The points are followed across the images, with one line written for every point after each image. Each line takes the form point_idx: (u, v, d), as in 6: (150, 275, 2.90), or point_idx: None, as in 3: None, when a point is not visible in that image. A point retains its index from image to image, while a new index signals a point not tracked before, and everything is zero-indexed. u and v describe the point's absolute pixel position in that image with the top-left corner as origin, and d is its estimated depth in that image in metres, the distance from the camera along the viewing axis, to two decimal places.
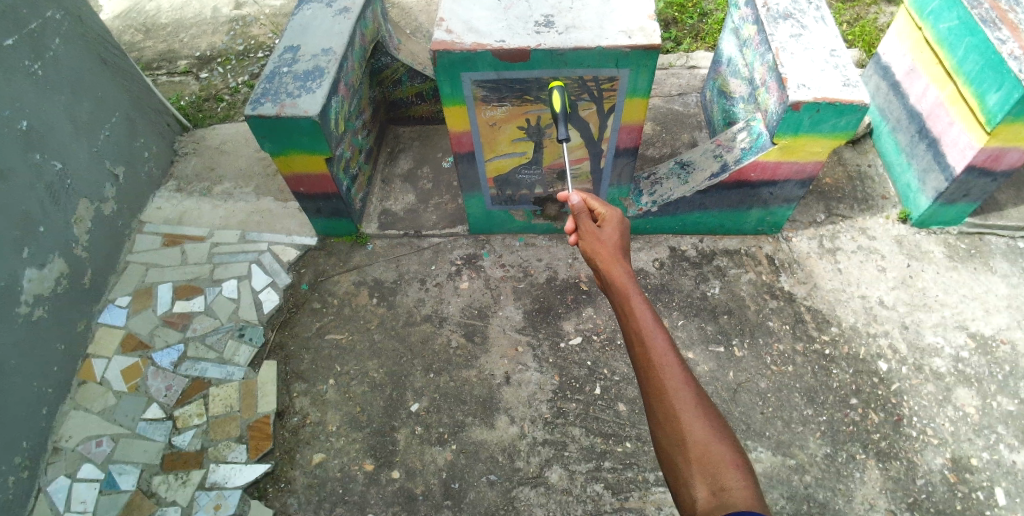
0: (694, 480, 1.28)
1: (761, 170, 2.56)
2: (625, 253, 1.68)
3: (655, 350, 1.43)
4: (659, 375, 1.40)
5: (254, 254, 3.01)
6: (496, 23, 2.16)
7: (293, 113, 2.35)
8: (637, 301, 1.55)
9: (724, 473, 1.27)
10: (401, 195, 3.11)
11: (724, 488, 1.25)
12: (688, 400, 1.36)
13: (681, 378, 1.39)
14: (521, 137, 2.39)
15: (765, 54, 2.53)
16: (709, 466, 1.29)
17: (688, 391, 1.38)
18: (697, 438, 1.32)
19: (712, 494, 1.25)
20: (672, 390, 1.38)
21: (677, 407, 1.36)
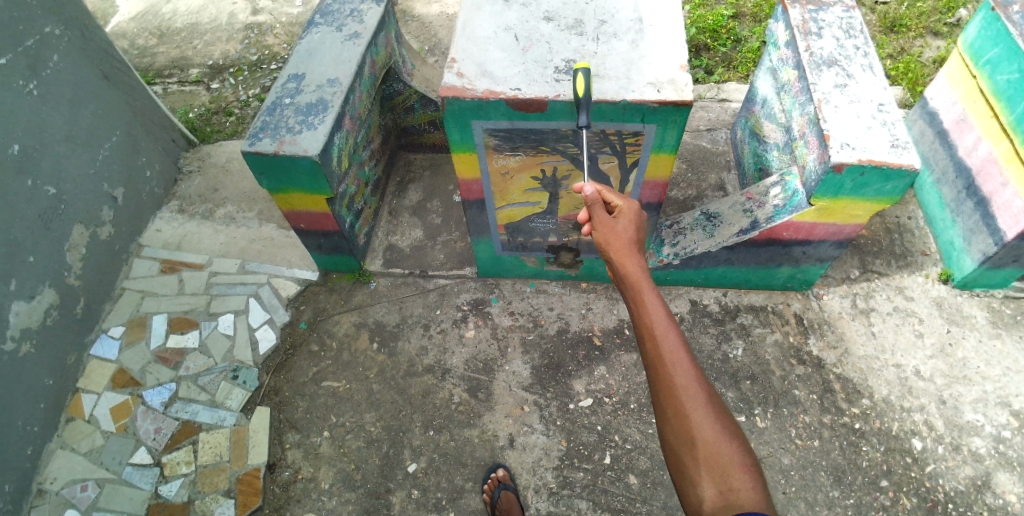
0: (701, 480, 1.28)
1: (795, 230, 2.36)
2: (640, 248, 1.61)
3: (668, 348, 1.42)
4: (670, 374, 1.40)
5: (252, 286, 2.88)
6: (513, 67, 1.92)
7: (291, 152, 2.16)
8: (651, 298, 1.51)
9: (732, 475, 1.27)
10: (408, 229, 2.94)
11: (734, 490, 1.25)
12: (699, 400, 1.36)
13: (692, 376, 1.39)
14: (534, 187, 2.18)
15: (805, 103, 2.31)
16: (718, 466, 1.29)
17: (700, 390, 1.37)
18: (707, 437, 1.32)
19: (720, 496, 1.25)
20: (683, 388, 1.38)
21: (687, 405, 1.36)
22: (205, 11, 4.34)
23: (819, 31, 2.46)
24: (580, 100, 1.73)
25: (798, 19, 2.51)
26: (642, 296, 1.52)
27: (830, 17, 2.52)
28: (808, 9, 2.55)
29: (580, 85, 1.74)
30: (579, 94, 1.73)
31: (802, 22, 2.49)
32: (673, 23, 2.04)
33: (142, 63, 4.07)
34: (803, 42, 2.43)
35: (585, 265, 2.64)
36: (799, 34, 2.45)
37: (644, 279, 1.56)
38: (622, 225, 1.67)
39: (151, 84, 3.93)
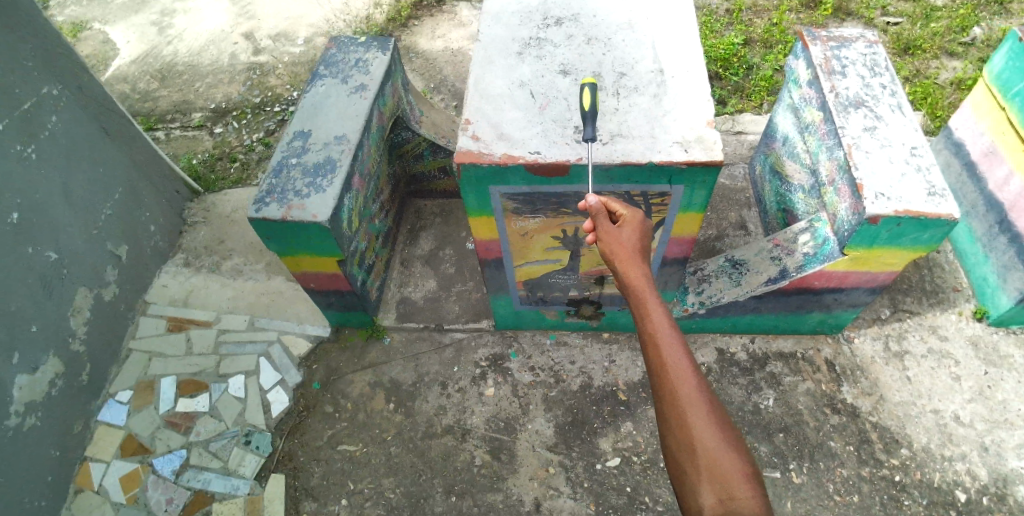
0: (702, 488, 1.20)
1: (827, 278, 2.27)
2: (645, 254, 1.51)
3: (669, 353, 1.33)
4: (669, 378, 1.31)
5: (262, 345, 2.79)
6: (530, 127, 1.82)
7: (300, 217, 2.07)
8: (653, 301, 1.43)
9: (733, 482, 1.19)
10: (421, 280, 2.87)
11: (735, 498, 1.16)
12: (699, 404, 1.27)
13: (693, 380, 1.30)
14: (556, 246, 2.10)
15: (833, 147, 2.22)
16: (719, 473, 1.20)
17: (700, 395, 1.28)
18: (708, 442, 1.23)
19: (722, 505, 1.17)
20: (682, 392, 1.29)
21: (687, 410, 1.27)
22: (206, 52, 4.29)
23: (842, 69, 2.39)
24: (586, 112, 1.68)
25: (820, 57, 2.43)
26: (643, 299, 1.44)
27: (853, 53, 2.44)
28: (829, 45, 2.48)
29: (586, 97, 1.71)
30: (586, 107, 1.69)
31: (825, 60, 2.41)
32: (698, 72, 1.94)
33: (144, 107, 4.03)
34: (827, 81, 2.34)
35: (607, 316, 2.56)
36: (822, 73, 2.37)
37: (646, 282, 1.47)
38: (625, 230, 1.58)
39: (153, 129, 3.88)
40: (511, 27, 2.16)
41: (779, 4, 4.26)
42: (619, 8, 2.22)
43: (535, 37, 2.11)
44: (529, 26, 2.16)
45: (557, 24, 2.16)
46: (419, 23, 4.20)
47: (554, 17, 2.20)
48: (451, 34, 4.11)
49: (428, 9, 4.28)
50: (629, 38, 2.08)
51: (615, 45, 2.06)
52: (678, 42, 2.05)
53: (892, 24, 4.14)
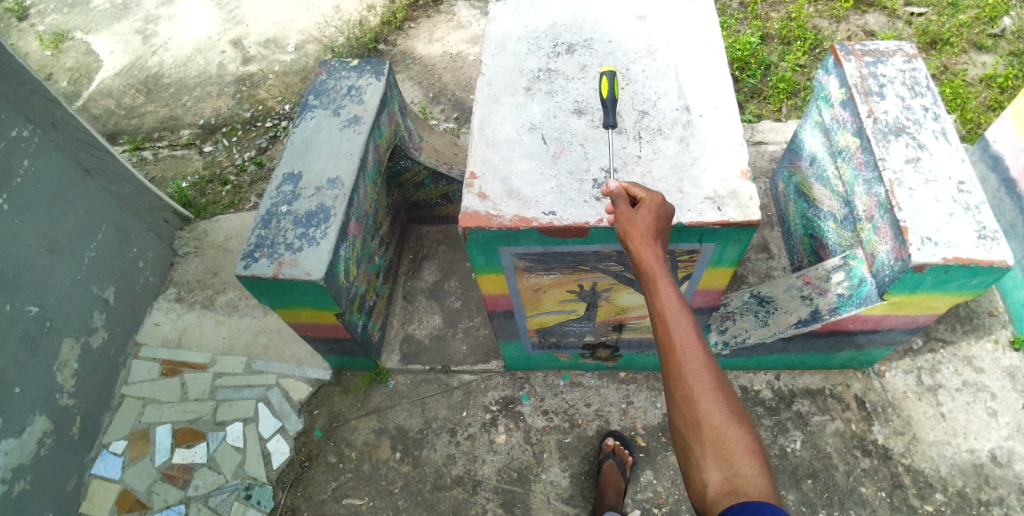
0: (707, 463, 1.13)
1: (862, 321, 2.14)
2: (658, 230, 1.35)
3: (677, 328, 1.23)
4: (677, 353, 1.22)
5: (261, 389, 2.68)
6: (543, 182, 1.63)
7: (292, 275, 1.93)
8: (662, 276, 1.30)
9: (738, 457, 1.12)
10: (426, 316, 2.73)
11: (739, 476, 1.10)
12: (707, 380, 1.18)
13: (700, 356, 1.20)
14: (570, 298, 1.94)
15: (872, 181, 2.05)
16: (724, 449, 1.13)
17: (707, 371, 1.19)
18: (714, 417, 1.15)
19: (726, 481, 1.10)
20: (690, 368, 1.19)
21: (693, 386, 1.18)
22: (194, 62, 4.08)
23: (880, 90, 2.20)
24: (608, 100, 1.62)
25: (856, 76, 2.24)
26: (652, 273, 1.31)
27: (891, 70, 2.26)
28: (864, 61, 2.29)
29: (606, 86, 1.64)
30: (606, 94, 1.62)
31: (861, 80, 2.23)
32: (727, 110, 1.76)
33: (130, 125, 3.85)
34: (865, 104, 2.16)
35: (624, 358, 2.41)
36: (860, 94, 2.19)
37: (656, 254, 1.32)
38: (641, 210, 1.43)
39: (140, 149, 3.71)
40: (517, 57, 1.95)
41: None
42: (635, 31, 2.01)
43: (543, 68, 1.90)
44: (538, 55, 1.95)
45: (568, 53, 1.95)
46: (415, 25, 3.95)
47: (564, 42, 1.99)
48: (449, 36, 3.86)
49: (423, 10, 4.03)
50: (648, 69, 1.89)
51: (635, 78, 1.87)
52: (703, 75, 1.86)
53: (917, 16, 3.87)
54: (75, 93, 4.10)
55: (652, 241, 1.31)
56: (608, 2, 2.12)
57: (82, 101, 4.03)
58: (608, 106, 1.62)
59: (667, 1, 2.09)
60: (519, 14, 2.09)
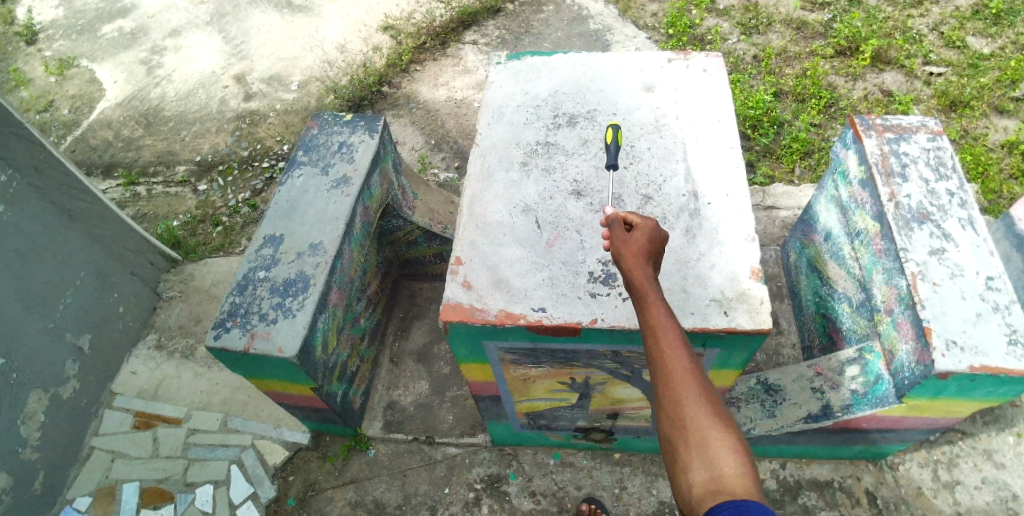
0: (691, 465, 0.99)
1: (878, 420, 2.01)
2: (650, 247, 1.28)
3: (661, 328, 1.13)
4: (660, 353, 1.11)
5: (235, 450, 2.53)
6: (534, 272, 1.49)
7: (264, 350, 1.80)
8: (648, 281, 1.21)
9: (721, 455, 0.98)
10: (413, 382, 2.60)
11: (725, 476, 0.95)
12: (692, 381, 1.06)
13: (684, 355, 1.09)
14: (561, 388, 1.80)
15: (893, 271, 1.91)
16: (708, 446, 0.99)
17: (690, 368, 1.07)
18: (697, 414, 1.02)
19: (712, 482, 0.95)
20: (674, 367, 1.08)
21: (676, 383, 1.06)
22: (196, 96, 4.03)
23: (902, 170, 2.07)
24: (613, 138, 1.55)
25: (876, 153, 2.11)
26: (638, 280, 1.23)
27: (914, 149, 2.13)
28: (885, 137, 2.16)
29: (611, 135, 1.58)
30: (612, 133, 1.56)
31: (882, 158, 2.10)
32: (738, 198, 1.61)
33: (127, 157, 3.78)
34: (885, 186, 2.03)
35: (619, 440, 2.25)
36: (880, 174, 2.05)
37: (643, 262, 1.24)
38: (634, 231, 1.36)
39: (135, 184, 3.64)
40: (514, 126, 1.82)
41: (811, 49, 3.84)
42: (642, 102, 1.89)
43: (542, 141, 1.78)
44: (536, 126, 1.82)
45: (569, 124, 1.83)
46: (420, 68, 3.90)
47: (565, 113, 1.86)
48: (455, 81, 3.80)
49: (430, 52, 3.98)
50: (654, 147, 1.76)
51: (640, 156, 1.74)
52: (713, 155, 1.72)
53: (936, 76, 3.70)
54: (74, 122, 4.04)
55: (640, 250, 1.23)
56: (614, 68, 2.00)
57: (81, 131, 3.98)
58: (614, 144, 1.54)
59: (677, 70, 1.97)
60: (519, 79, 1.98)
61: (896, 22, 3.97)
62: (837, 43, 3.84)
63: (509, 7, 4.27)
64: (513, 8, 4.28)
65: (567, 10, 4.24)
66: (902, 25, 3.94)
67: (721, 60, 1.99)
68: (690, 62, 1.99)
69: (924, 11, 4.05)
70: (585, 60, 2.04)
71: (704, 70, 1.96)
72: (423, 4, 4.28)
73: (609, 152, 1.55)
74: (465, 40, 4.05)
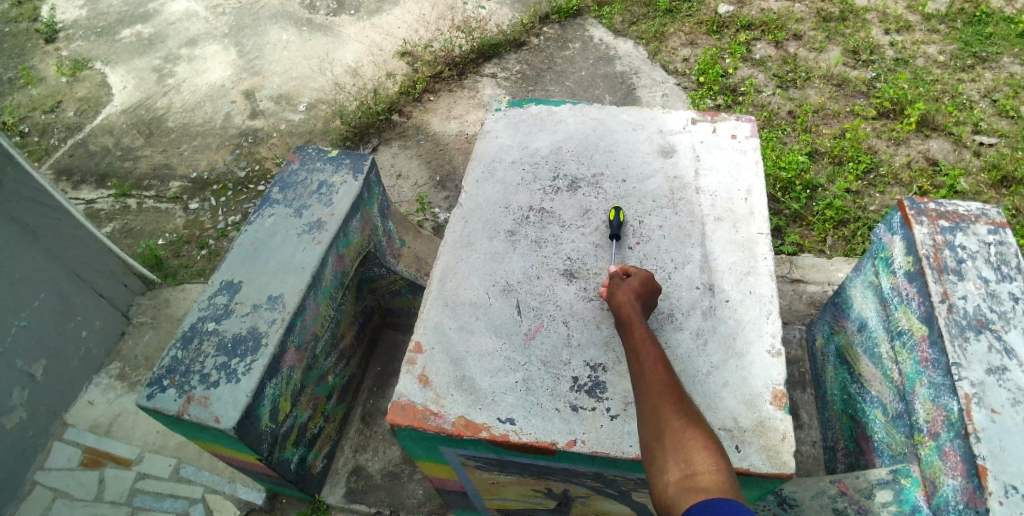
0: (666, 465, 0.90)
1: None
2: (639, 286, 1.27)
3: (643, 347, 1.11)
4: (641, 368, 1.07)
5: (184, 503, 2.30)
6: (508, 373, 1.25)
7: (198, 418, 1.57)
8: (633, 309, 1.21)
9: (696, 453, 0.89)
10: (384, 446, 2.32)
11: (700, 474, 0.86)
12: (669, 389, 1.01)
13: (663, 368, 1.06)
14: (536, 494, 1.51)
15: (940, 388, 1.63)
16: (684, 445, 0.91)
17: (669, 380, 1.02)
18: (675, 417, 0.95)
19: (687, 479, 0.86)
20: (654, 378, 1.03)
21: (654, 392, 1.00)
22: (202, 109, 3.90)
23: (957, 266, 1.81)
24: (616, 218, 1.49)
25: (927, 243, 1.85)
26: (625, 310, 1.21)
27: (971, 243, 1.87)
28: (940, 225, 1.90)
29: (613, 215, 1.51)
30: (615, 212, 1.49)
31: (934, 250, 1.84)
32: (762, 298, 1.36)
33: (123, 167, 3.63)
34: (936, 283, 1.77)
35: None
36: (929, 270, 1.80)
37: (633, 295, 1.24)
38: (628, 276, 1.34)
39: (126, 196, 3.48)
40: (507, 188, 1.62)
41: (852, 109, 3.56)
42: (658, 169, 1.66)
43: (536, 207, 1.57)
44: (532, 188, 1.62)
45: (569, 189, 1.62)
46: (434, 98, 3.73)
47: (566, 174, 1.66)
48: (469, 115, 3.62)
49: (446, 83, 3.82)
50: (666, 225, 1.53)
51: (650, 236, 1.50)
52: (734, 242, 1.48)
53: (987, 146, 3.35)
54: (77, 125, 3.91)
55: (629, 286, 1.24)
56: (629, 126, 1.78)
57: (83, 135, 3.85)
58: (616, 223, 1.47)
59: (701, 134, 1.73)
60: (519, 131, 1.78)
61: (946, 85, 3.64)
62: (880, 104, 3.55)
63: (533, 41, 4.10)
64: (538, 42, 4.10)
65: (595, 48, 4.04)
66: (951, 89, 3.61)
67: (753, 126, 1.75)
68: (718, 125, 1.75)
69: (976, 75, 3.69)
70: (597, 114, 1.83)
71: (733, 136, 1.72)
72: (444, 32, 4.12)
73: (611, 228, 1.48)
74: (483, 72, 3.88)
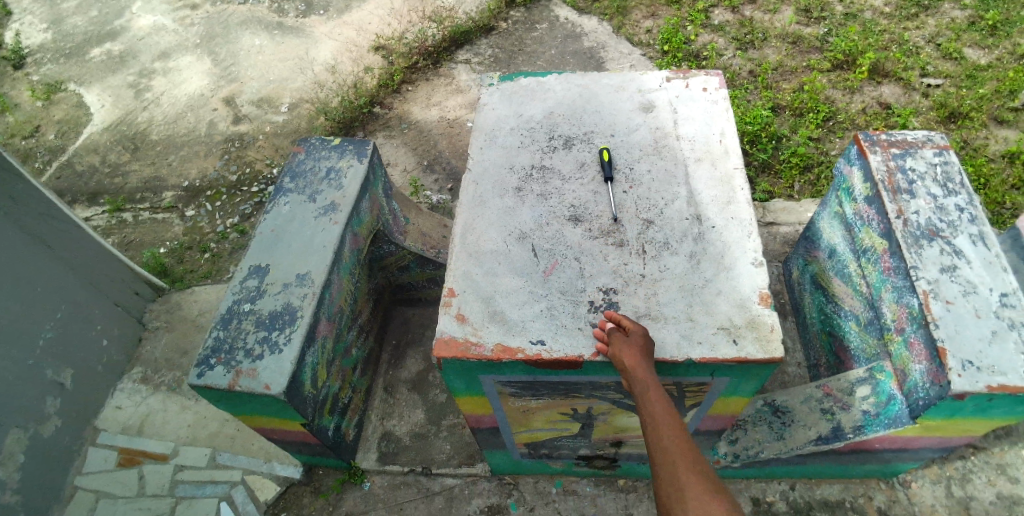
0: None
1: (891, 442, 1.94)
2: (641, 343, 1.28)
3: (656, 408, 1.16)
4: (656, 429, 1.13)
5: (224, 486, 2.41)
6: (531, 303, 1.43)
7: (248, 387, 1.71)
8: (641, 367, 1.24)
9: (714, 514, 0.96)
10: (407, 411, 2.49)
11: None
12: (682, 451, 1.07)
13: (678, 430, 1.12)
14: (562, 418, 1.71)
15: (903, 290, 1.86)
16: (701, 504, 0.98)
17: (682, 440, 1.09)
18: (692, 479, 1.03)
19: None
20: (668, 440, 1.10)
21: (671, 457, 1.07)
22: (184, 120, 3.97)
23: (909, 187, 2.04)
24: (606, 158, 1.72)
25: (882, 170, 2.08)
26: (632, 368, 1.24)
27: (921, 166, 2.10)
28: (891, 153, 2.13)
29: (602, 157, 1.73)
30: (604, 153, 1.73)
31: (888, 175, 2.07)
32: (743, 221, 1.57)
33: (113, 184, 3.69)
34: (893, 202, 2.00)
35: (623, 467, 2.14)
36: (886, 191, 2.02)
37: (637, 351, 1.26)
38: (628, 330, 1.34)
39: (120, 211, 3.54)
40: (508, 151, 1.79)
41: (808, 64, 3.80)
42: (640, 123, 1.85)
43: (537, 165, 1.75)
44: (531, 149, 1.79)
45: (564, 147, 1.80)
46: (413, 88, 3.86)
47: (560, 135, 1.84)
48: (448, 101, 3.76)
49: (423, 72, 3.95)
50: (654, 169, 1.72)
51: (640, 179, 1.69)
52: (713, 178, 1.68)
53: (934, 88, 3.62)
54: (60, 148, 3.94)
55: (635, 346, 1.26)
56: (611, 88, 1.96)
57: (67, 156, 3.89)
58: (606, 160, 1.71)
59: (676, 90, 1.92)
60: (512, 101, 1.95)
61: (893, 35, 3.91)
62: (834, 57, 3.80)
63: (501, 26, 4.25)
64: (506, 26, 4.25)
65: (561, 27, 4.21)
66: (898, 38, 3.88)
67: (720, 79, 1.94)
68: (690, 81, 1.94)
69: (920, 23, 3.96)
70: (581, 81, 2.01)
71: (704, 88, 1.92)
72: (415, 24, 4.25)
73: (603, 169, 1.70)
74: (457, 59, 4.03)
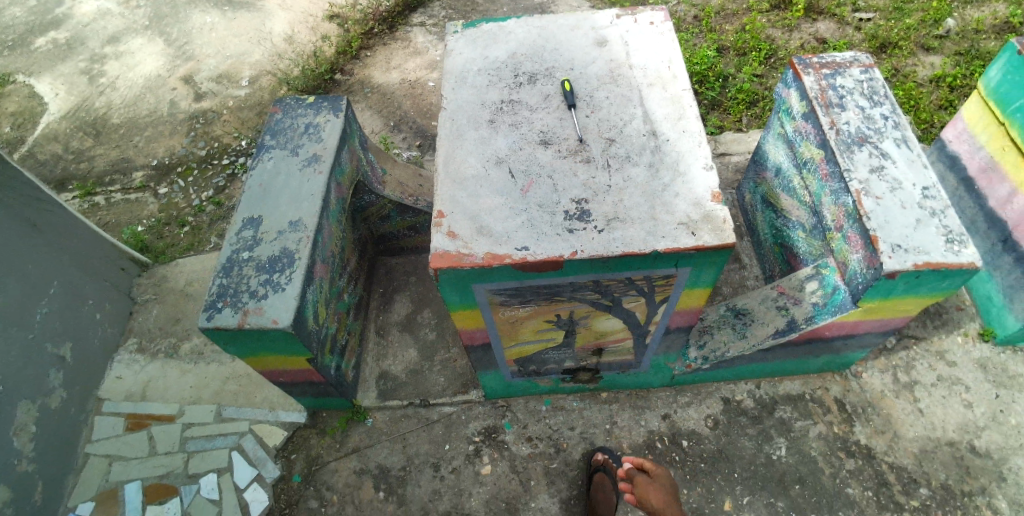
0: None
1: (838, 328, 2.20)
2: (662, 489, 2.05)
3: None
4: None
5: (233, 437, 2.54)
6: (514, 216, 1.60)
7: (258, 324, 1.84)
8: (665, 504, 1.99)
9: None
10: (401, 352, 2.66)
11: None
12: None
13: None
14: (548, 327, 1.91)
15: (838, 191, 2.10)
16: None
17: None
18: None
19: None
20: None
21: None
22: (144, 101, 3.95)
23: (840, 101, 2.27)
24: (568, 89, 1.88)
25: (815, 88, 2.30)
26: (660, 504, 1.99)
27: (849, 82, 2.33)
28: (823, 73, 2.36)
29: (564, 89, 1.90)
30: (566, 85, 1.89)
31: (821, 92, 2.29)
32: (693, 134, 1.76)
33: (79, 170, 3.68)
34: (826, 116, 2.22)
35: (605, 379, 2.39)
36: (819, 106, 2.25)
37: (661, 492, 2.03)
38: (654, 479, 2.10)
39: (91, 195, 3.54)
40: (478, 90, 1.94)
41: (748, 6, 4.02)
42: (597, 57, 2.01)
43: (507, 100, 1.90)
44: (499, 87, 1.94)
45: (529, 82, 1.95)
46: (372, 53, 3.93)
47: (525, 72, 1.99)
48: (408, 63, 3.84)
49: (380, 38, 4.01)
50: (611, 95, 1.89)
51: (600, 104, 1.87)
52: (664, 99, 1.86)
53: (865, 21, 3.87)
54: (17, 139, 3.87)
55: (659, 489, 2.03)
56: (567, 28, 2.12)
57: (27, 147, 3.83)
58: (568, 90, 1.88)
59: (626, 25, 2.09)
60: (477, 45, 2.09)
61: None
62: None
63: None
64: None
65: None
66: None
67: (666, 13, 2.11)
68: (638, 16, 2.11)
69: None
70: (539, 23, 2.15)
71: (651, 22, 2.08)
72: None
73: (567, 98, 1.86)
74: (412, 22, 4.10)
